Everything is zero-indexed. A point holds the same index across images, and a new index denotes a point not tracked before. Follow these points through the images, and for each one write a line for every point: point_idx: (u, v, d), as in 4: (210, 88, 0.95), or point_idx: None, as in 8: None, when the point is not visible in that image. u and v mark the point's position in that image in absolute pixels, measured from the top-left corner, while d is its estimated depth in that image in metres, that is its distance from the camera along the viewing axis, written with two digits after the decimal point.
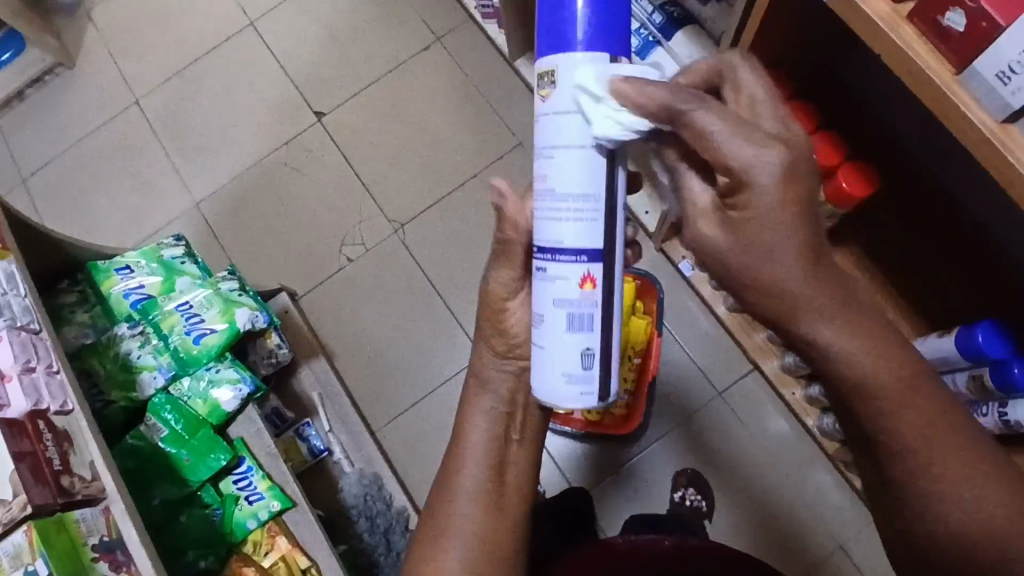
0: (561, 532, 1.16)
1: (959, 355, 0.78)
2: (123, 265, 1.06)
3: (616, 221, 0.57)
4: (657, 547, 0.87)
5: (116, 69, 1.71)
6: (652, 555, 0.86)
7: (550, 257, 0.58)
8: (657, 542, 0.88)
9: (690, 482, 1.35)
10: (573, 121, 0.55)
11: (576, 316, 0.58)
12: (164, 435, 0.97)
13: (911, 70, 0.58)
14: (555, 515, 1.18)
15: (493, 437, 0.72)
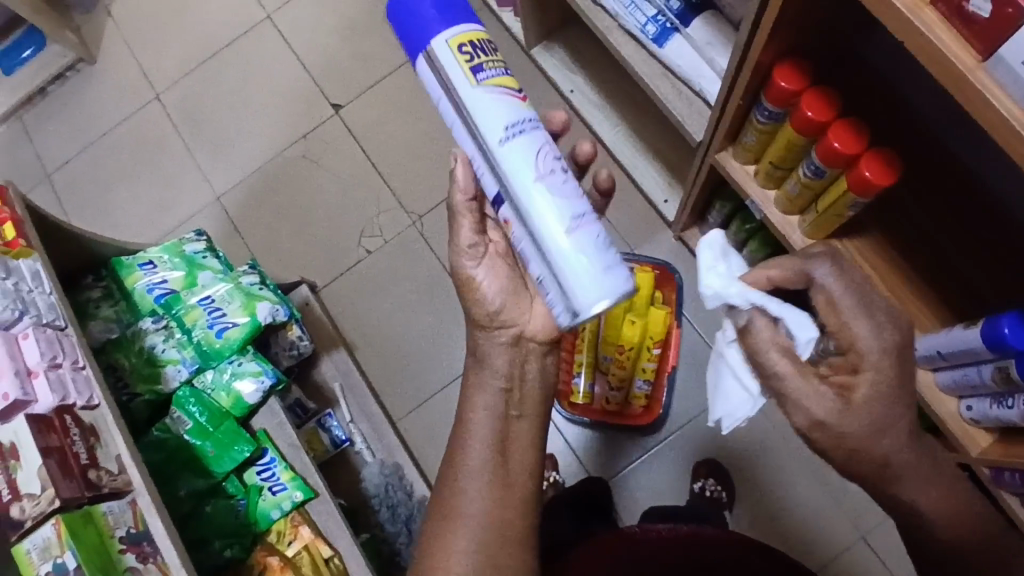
0: (581, 520, 1.15)
1: (984, 347, 0.76)
2: (145, 260, 1.08)
3: (507, 149, 0.64)
4: (672, 533, 0.89)
5: (136, 64, 1.73)
6: (667, 543, 0.88)
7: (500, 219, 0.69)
8: (671, 528, 0.90)
9: (711, 473, 1.32)
10: (449, 107, 0.67)
11: (523, 252, 0.67)
12: (189, 428, 0.99)
13: (934, 57, 0.56)
14: (572, 505, 1.18)
15: (506, 431, 0.73)
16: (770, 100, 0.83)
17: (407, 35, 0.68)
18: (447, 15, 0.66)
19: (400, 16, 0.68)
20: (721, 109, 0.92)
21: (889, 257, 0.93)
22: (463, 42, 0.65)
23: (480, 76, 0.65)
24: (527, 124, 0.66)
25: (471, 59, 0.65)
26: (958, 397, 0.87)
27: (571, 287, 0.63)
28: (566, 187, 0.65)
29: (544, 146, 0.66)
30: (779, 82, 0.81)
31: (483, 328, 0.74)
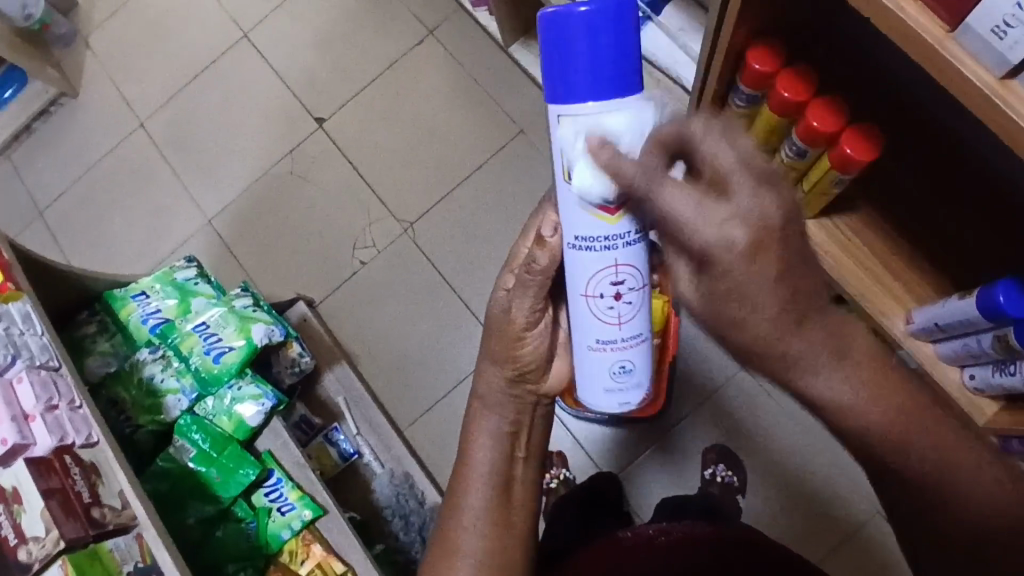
0: (588, 522, 1.16)
1: (981, 317, 0.75)
2: (138, 291, 1.08)
3: (580, 262, 0.61)
4: (663, 538, 0.90)
5: (118, 94, 1.73)
6: (656, 545, 0.89)
7: None
8: (661, 530, 0.91)
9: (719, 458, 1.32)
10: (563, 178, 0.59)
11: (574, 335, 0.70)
12: (192, 456, 1.00)
13: (902, 31, 0.56)
14: (580, 503, 1.18)
15: (499, 445, 0.73)
16: (746, 84, 0.83)
17: (553, 62, 0.55)
18: (604, 81, 0.55)
19: (551, 61, 0.55)
20: (698, 95, 0.92)
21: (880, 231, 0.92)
22: (576, 125, 0.56)
23: (577, 168, 0.58)
24: (597, 243, 0.60)
25: (575, 149, 0.57)
26: (960, 366, 0.86)
27: (586, 390, 0.70)
28: (612, 312, 0.64)
29: (606, 266, 0.61)
30: (754, 64, 0.79)
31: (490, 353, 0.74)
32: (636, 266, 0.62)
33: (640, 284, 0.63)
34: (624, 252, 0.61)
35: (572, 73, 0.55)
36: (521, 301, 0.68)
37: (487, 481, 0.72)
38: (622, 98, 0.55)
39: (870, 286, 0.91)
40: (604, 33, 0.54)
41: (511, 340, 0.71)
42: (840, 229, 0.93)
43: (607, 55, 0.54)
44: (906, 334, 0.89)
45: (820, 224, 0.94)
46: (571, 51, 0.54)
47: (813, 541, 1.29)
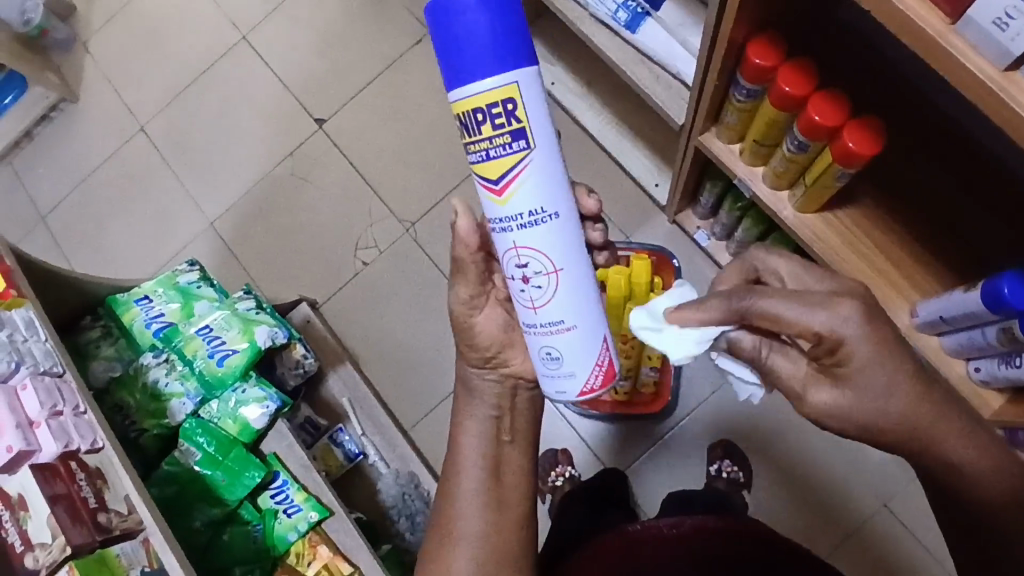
0: (595, 511, 1.15)
1: (986, 309, 0.74)
2: (141, 295, 1.08)
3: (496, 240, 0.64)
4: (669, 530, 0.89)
5: (118, 98, 1.73)
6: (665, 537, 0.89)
7: None
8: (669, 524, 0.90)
9: (725, 453, 1.31)
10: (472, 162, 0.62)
11: None
12: (198, 459, 0.99)
13: (901, 23, 0.55)
14: (587, 501, 1.18)
15: (487, 436, 0.73)
16: (746, 78, 0.82)
17: (445, 49, 0.57)
18: (498, 58, 0.56)
19: (444, 46, 0.57)
20: (698, 90, 0.91)
21: (882, 224, 0.92)
22: (469, 109, 0.58)
23: (470, 154, 0.61)
24: (497, 224, 0.63)
25: (468, 132, 0.60)
26: (966, 359, 0.86)
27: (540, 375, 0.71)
28: (525, 296, 0.65)
29: (508, 249, 0.63)
30: (754, 59, 0.79)
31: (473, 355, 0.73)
32: (537, 249, 0.62)
33: (544, 267, 0.63)
34: (517, 234, 0.62)
35: (464, 55, 0.56)
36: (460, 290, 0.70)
37: (493, 481, 0.72)
38: (512, 70, 0.56)
39: (873, 279, 0.90)
40: (489, 15, 0.55)
41: (468, 329, 0.72)
42: (843, 221, 0.93)
43: (496, 35, 0.56)
44: (911, 327, 0.89)
45: (822, 217, 0.94)
46: (459, 32, 0.55)
47: (820, 535, 1.28)
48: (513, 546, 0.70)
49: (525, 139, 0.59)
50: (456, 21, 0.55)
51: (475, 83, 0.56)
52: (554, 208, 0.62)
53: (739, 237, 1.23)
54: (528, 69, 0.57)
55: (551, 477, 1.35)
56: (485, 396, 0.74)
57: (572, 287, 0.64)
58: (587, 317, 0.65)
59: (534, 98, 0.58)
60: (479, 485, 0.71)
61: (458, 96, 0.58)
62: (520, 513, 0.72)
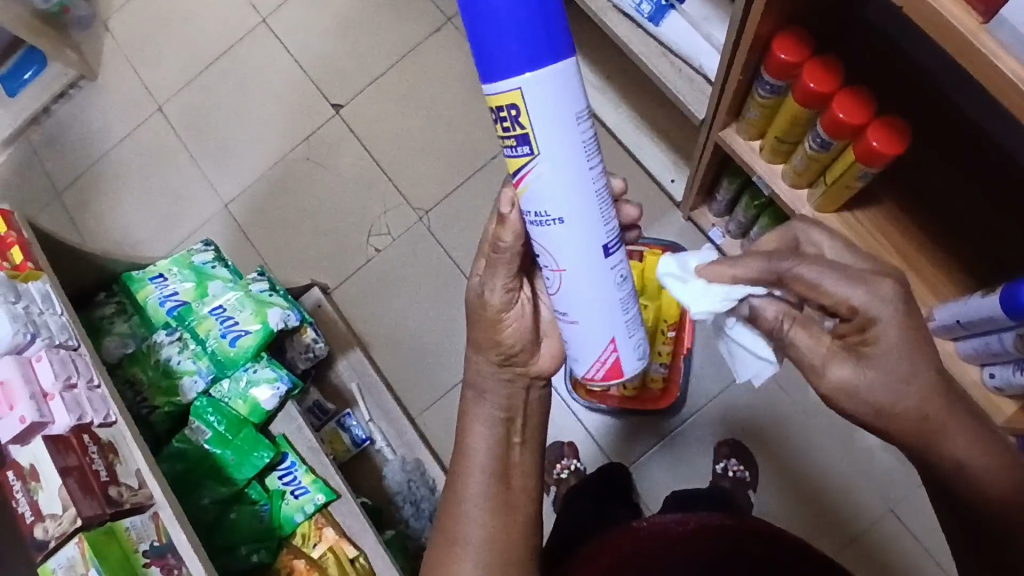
0: (600, 506, 1.16)
1: (1003, 315, 0.73)
2: (156, 273, 1.09)
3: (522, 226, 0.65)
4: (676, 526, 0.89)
5: (137, 77, 1.73)
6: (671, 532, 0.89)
7: None
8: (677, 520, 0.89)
9: (732, 452, 1.31)
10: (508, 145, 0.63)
11: None
12: (208, 437, 1.00)
13: (933, 21, 0.54)
14: (592, 496, 1.18)
15: (496, 431, 0.73)
16: (770, 73, 0.81)
17: (480, 41, 0.55)
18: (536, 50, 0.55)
19: (479, 38, 0.55)
20: (721, 84, 0.90)
21: (902, 226, 0.90)
22: (501, 104, 0.57)
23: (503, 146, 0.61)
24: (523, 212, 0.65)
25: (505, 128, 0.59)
26: (980, 365, 0.85)
27: None
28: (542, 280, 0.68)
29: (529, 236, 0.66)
30: (779, 54, 0.78)
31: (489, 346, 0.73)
32: (544, 249, 0.64)
33: (549, 266, 0.65)
34: (529, 230, 0.64)
35: (501, 49, 0.55)
36: (492, 283, 0.70)
37: (501, 470, 0.72)
38: (551, 65, 0.55)
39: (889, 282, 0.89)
40: (527, 8, 0.54)
41: (490, 324, 0.72)
42: (862, 222, 0.92)
43: (533, 29, 0.54)
44: None
45: (841, 218, 0.93)
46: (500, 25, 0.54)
47: (824, 538, 1.28)
48: (520, 534, 0.70)
49: (529, 146, 0.59)
50: (492, 15, 0.54)
51: (512, 80, 0.56)
52: (572, 214, 0.61)
53: (755, 235, 1.23)
54: (567, 63, 0.56)
55: (556, 470, 1.35)
56: (499, 387, 0.74)
57: (580, 289, 0.65)
58: (591, 318, 0.66)
59: (570, 97, 0.57)
60: (488, 474, 0.72)
61: (493, 90, 0.57)
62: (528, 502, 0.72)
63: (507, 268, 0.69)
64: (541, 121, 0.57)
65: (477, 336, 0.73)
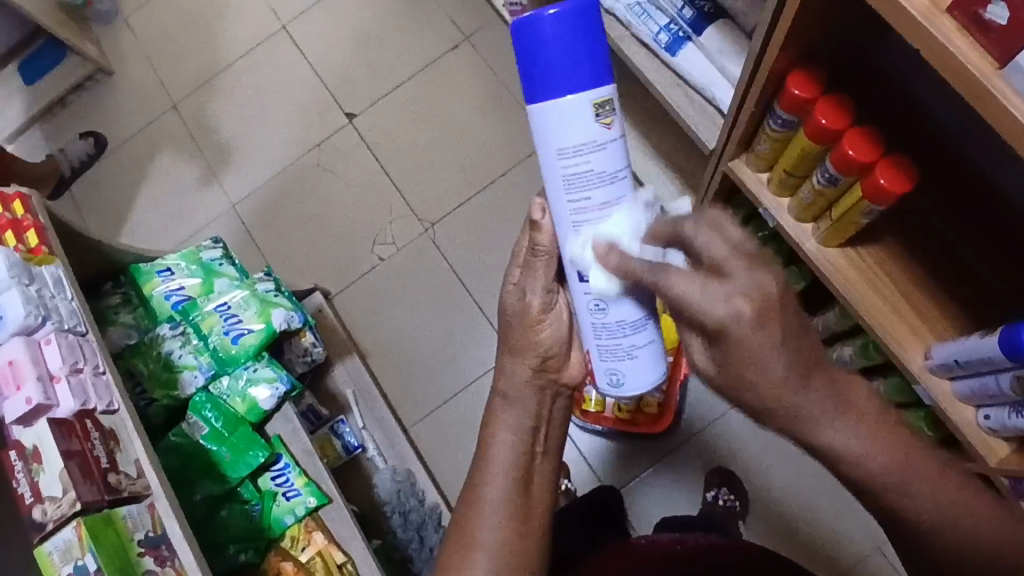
0: (589, 529, 1.16)
1: (1002, 355, 0.75)
2: (163, 268, 1.10)
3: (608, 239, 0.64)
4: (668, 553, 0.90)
5: (154, 75, 1.75)
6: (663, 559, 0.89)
7: None
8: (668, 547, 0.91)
9: (723, 482, 1.32)
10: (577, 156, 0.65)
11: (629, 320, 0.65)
12: (204, 433, 1.00)
13: (952, 66, 0.58)
14: (585, 517, 1.18)
15: (518, 436, 0.73)
16: (784, 108, 0.84)
17: (529, 64, 0.59)
18: (580, 79, 0.58)
19: (526, 63, 0.59)
20: (734, 116, 0.93)
21: (904, 265, 0.92)
22: (536, 123, 0.61)
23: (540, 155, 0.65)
24: None
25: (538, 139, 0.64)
26: (975, 406, 0.86)
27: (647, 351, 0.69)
28: None
29: None
30: (794, 89, 0.81)
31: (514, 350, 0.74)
32: None
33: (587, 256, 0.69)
34: None
35: (549, 73, 0.58)
36: (533, 284, 0.70)
37: (510, 479, 0.72)
38: (594, 89, 0.59)
39: (888, 317, 0.91)
40: (571, 34, 0.58)
41: (530, 326, 0.72)
42: (865, 259, 0.93)
43: (578, 56, 0.58)
44: (923, 370, 0.89)
45: (844, 254, 0.94)
46: (544, 56, 0.58)
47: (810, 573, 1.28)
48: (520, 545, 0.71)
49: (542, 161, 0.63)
50: (542, 39, 0.58)
51: (554, 101, 0.59)
52: (559, 229, 0.65)
53: None
54: (604, 91, 0.59)
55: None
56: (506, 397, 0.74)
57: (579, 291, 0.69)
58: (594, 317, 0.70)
59: (570, 130, 0.60)
60: (494, 483, 0.72)
61: (536, 110, 0.60)
62: (533, 512, 0.72)
63: (546, 271, 0.69)
64: (544, 144, 0.61)
65: (515, 337, 0.74)
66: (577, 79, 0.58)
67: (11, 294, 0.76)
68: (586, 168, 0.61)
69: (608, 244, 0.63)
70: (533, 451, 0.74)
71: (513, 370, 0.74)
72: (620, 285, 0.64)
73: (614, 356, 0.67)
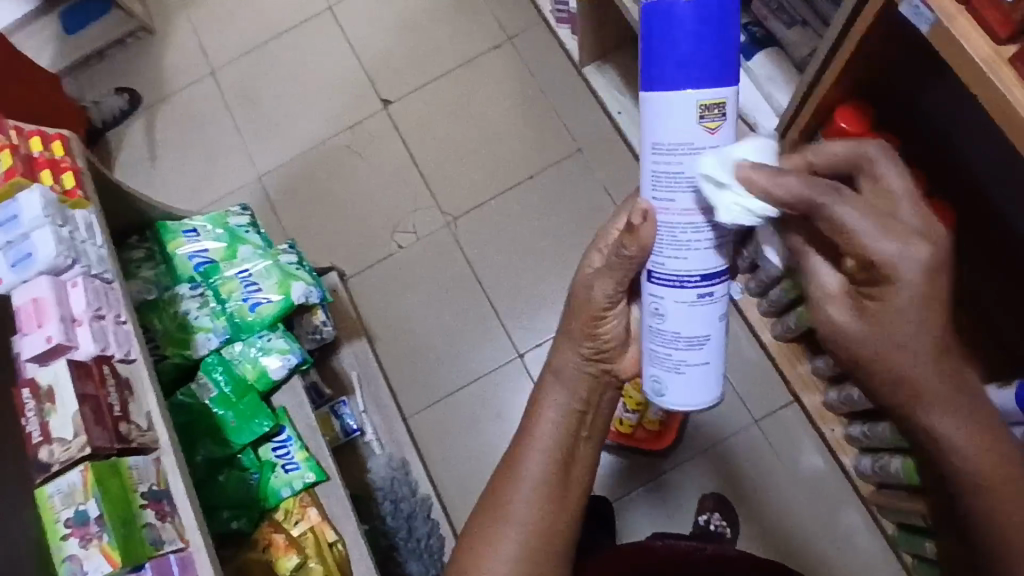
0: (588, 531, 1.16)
1: (1019, 410, 0.74)
2: (190, 227, 1.10)
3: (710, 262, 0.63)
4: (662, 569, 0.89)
5: (196, 39, 1.77)
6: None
7: (683, 283, 0.61)
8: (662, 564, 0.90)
9: (715, 506, 1.32)
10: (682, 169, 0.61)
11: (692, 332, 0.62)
12: (213, 396, 1.00)
13: (1008, 114, 0.58)
14: (585, 517, 1.19)
15: (566, 422, 0.73)
16: (827, 140, 0.84)
17: (652, 48, 0.55)
18: (700, 73, 0.54)
19: (649, 48, 0.55)
20: (775, 143, 0.94)
21: None
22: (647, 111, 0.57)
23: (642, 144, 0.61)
24: None
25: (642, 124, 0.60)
26: None
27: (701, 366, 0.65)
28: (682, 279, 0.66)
29: None
30: (840, 123, 0.81)
31: (575, 336, 0.72)
32: None
33: None
34: None
35: (670, 63, 0.54)
36: (603, 283, 0.67)
37: (548, 463, 0.72)
38: (714, 87, 0.54)
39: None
40: (705, 26, 0.54)
41: (592, 317, 0.70)
42: None
43: (710, 51, 0.54)
44: None
45: None
46: (668, 39, 0.54)
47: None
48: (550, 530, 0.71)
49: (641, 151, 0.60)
50: (670, 26, 0.54)
51: (670, 92, 0.55)
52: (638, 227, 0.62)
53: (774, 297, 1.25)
54: (726, 92, 0.55)
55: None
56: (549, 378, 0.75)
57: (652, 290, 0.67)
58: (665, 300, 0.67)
59: (664, 127, 0.56)
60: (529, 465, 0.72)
61: (650, 96, 0.56)
62: (552, 513, 0.71)
63: (616, 278, 0.66)
64: (649, 131, 0.57)
65: (577, 327, 0.72)
66: (658, 81, 0.55)
67: (43, 233, 0.76)
68: (674, 169, 0.57)
69: (676, 251, 0.60)
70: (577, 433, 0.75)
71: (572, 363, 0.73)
72: (679, 296, 0.61)
73: (659, 364, 0.65)
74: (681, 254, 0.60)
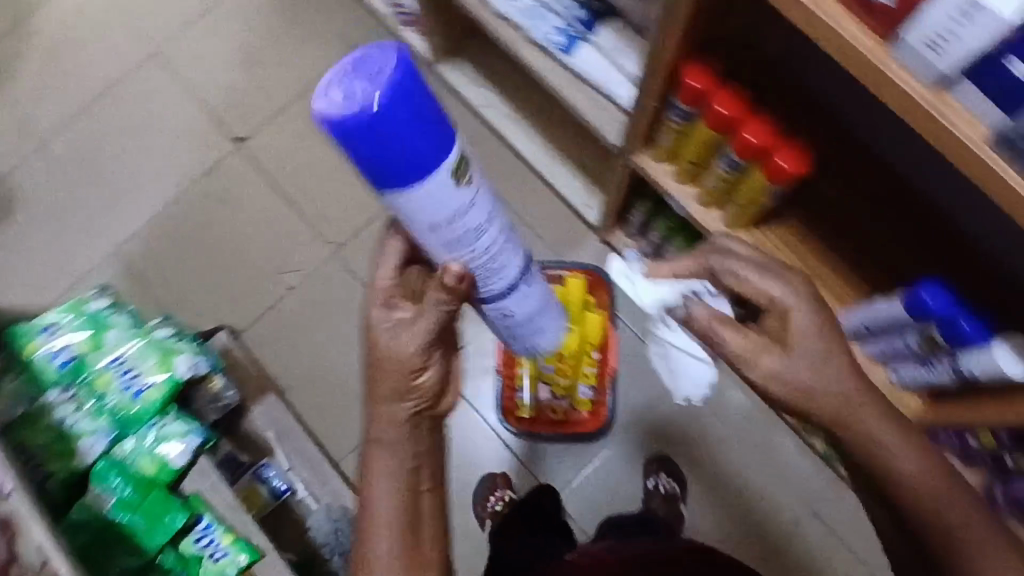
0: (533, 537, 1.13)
1: (908, 316, 0.78)
2: (44, 325, 0.99)
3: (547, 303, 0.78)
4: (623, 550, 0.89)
5: (8, 113, 1.58)
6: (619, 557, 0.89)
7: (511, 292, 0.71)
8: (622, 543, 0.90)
9: (661, 467, 1.33)
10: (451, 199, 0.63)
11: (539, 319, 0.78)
12: (112, 503, 0.88)
13: (846, 48, 0.63)
14: (534, 527, 1.15)
15: (401, 485, 0.69)
16: (683, 99, 0.86)
17: (369, 161, 0.54)
18: (433, 150, 0.54)
19: (371, 165, 0.54)
20: (636, 110, 0.94)
21: (808, 238, 0.96)
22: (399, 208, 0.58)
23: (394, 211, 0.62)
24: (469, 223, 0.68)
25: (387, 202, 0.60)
26: (886, 365, 0.92)
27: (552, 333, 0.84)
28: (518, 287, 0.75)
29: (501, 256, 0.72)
30: (690, 81, 0.83)
31: (393, 396, 0.69)
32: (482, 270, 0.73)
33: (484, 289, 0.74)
34: None
35: (399, 162, 0.54)
36: (403, 339, 0.68)
37: (397, 521, 0.68)
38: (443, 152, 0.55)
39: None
40: (402, 103, 0.51)
41: (405, 373, 0.69)
42: (769, 237, 0.97)
43: (422, 122, 0.53)
44: None
45: (751, 234, 0.98)
46: (384, 148, 0.52)
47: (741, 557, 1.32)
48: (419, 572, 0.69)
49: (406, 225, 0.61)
50: (371, 130, 0.51)
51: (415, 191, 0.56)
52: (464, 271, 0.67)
53: (669, 256, 1.27)
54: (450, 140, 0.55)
55: (489, 503, 1.31)
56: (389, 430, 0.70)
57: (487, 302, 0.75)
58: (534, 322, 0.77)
59: (428, 213, 0.58)
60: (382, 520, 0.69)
61: (398, 197, 0.57)
62: None
63: (423, 328, 0.68)
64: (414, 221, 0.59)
65: (388, 387, 0.69)
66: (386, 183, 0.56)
67: None
68: (459, 235, 0.61)
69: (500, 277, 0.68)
70: (417, 487, 0.71)
71: (401, 416, 0.70)
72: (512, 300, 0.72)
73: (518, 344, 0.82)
74: (500, 277, 0.68)
